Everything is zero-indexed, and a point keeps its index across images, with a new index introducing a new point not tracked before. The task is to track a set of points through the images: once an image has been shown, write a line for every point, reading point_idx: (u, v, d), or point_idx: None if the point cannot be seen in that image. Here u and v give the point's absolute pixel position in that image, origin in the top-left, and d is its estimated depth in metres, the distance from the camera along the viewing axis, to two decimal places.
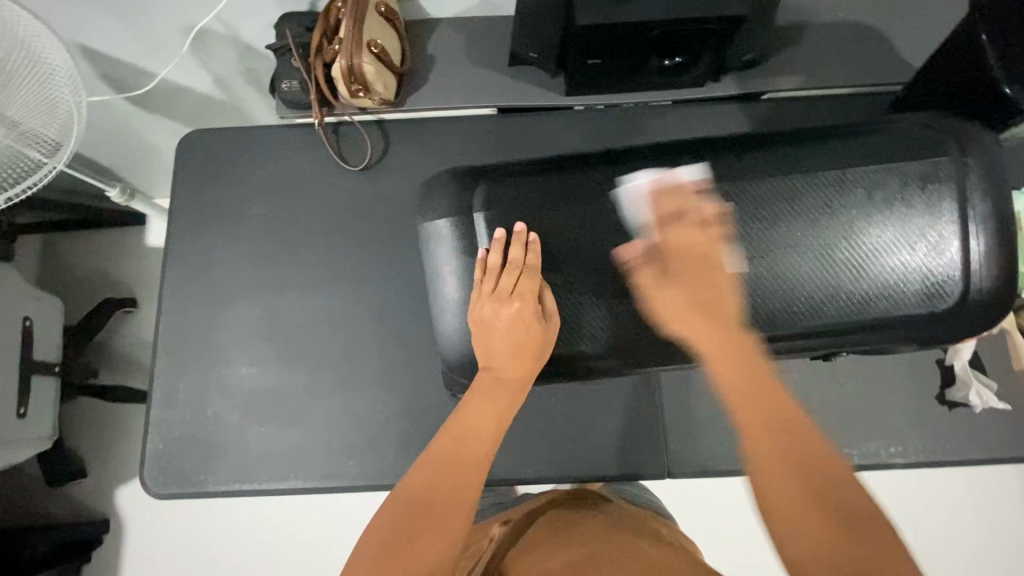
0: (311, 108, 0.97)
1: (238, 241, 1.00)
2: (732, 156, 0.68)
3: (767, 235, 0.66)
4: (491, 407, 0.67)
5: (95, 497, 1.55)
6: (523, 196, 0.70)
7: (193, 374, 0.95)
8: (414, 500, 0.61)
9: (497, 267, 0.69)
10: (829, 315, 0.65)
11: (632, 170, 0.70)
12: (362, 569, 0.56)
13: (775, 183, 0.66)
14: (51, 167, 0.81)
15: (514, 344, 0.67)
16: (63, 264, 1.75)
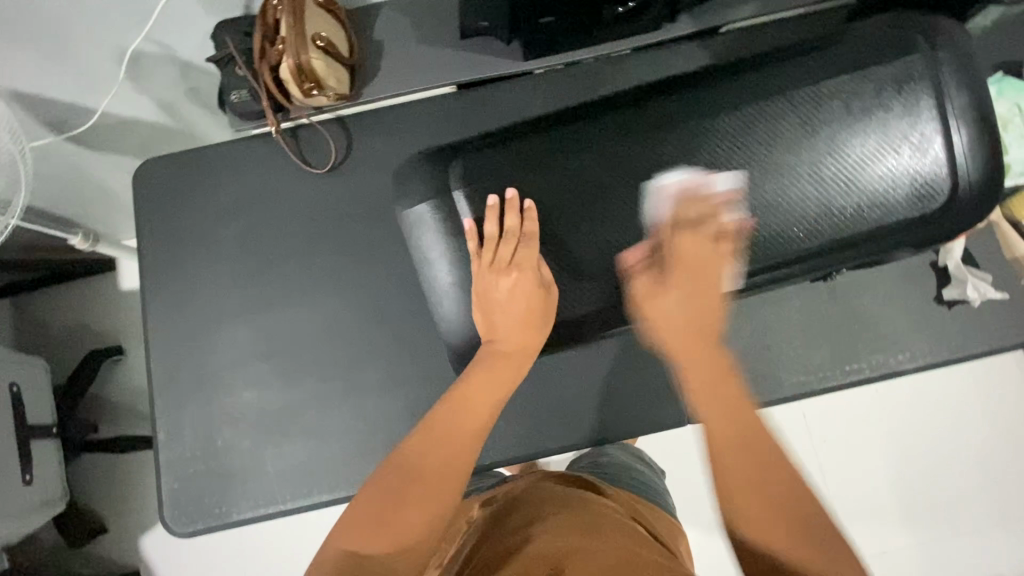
0: (265, 116, 0.94)
1: (214, 266, 0.97)
2: (705, 90, 0.67)
3: (752, 163, 0.65)
4: (493, 380, 0.67)
5: (120, 549, 1.54)
6: (502, 166, 0.68)
7: (195, 408, 0.93)
8: (412, 466, 0.61)
9: (493, 238, 0.67)
10: (823, 233, 0.64)
11: (607, 120, 0.68)
12: (356, 527, 0.57)
13: (751, 111, 0.65)
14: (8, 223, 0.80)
15: (518, 312, 0.67)
16: (40, 323, 1.69)
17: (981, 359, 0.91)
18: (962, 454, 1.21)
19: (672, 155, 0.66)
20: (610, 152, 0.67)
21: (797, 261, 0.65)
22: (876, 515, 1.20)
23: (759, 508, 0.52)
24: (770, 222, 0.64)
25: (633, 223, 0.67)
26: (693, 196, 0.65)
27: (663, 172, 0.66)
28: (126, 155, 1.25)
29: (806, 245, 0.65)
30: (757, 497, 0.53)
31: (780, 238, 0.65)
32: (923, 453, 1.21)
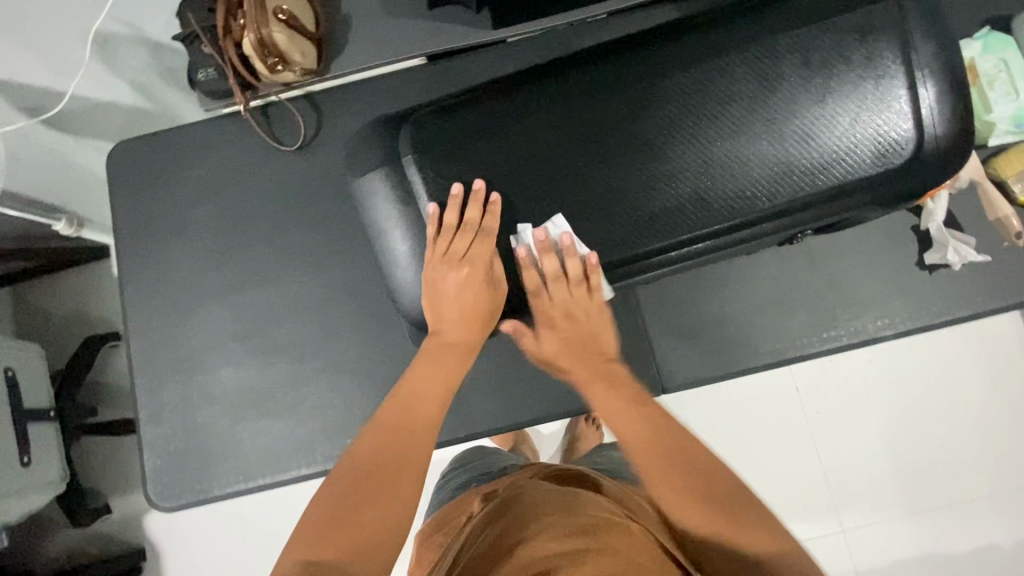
0: (232, 93, 0.93)
1: (188, 246, 0.97)
2: (662, 47, 0.65)
3: (709, 122, 0.63)
4: (440, 370, 0.70)
5: (124, 529, 1.58)
6: (454, 133, 0.67)
7: (174, 386, 0.94)
8: (366, 467, 0.63)
9: (452, 227, 0.66)
10: (783, 193, 0.63)
11: (562, 81, 0.66)
12: (316, 527, 0.59)
13: (707, 68, 0.63)
14: None
15: (467, 310, 0.68)
16: (38, 311, 1.72)
17: (962, 323, 0.89)
18: (951, 421, 1.20)
19: (627, 118, 0.64)
20: (565, 115, 0.66)
21: (758, 222, 0.64)
22: (865, 486, 1.19)
23: (670, 490, 0.63)
24: (728, 181, 0.63)
25: (589, 187, 0.65)
26: (649, 159, 0.64)
27: (618, 135, 0.65)
28: (105, 141, 1.25)
29: (766, 205, 0.63)
30: (674, 483, 0.63)
31: (739, 199, 0.63)
32: (911, 421, 1.20)
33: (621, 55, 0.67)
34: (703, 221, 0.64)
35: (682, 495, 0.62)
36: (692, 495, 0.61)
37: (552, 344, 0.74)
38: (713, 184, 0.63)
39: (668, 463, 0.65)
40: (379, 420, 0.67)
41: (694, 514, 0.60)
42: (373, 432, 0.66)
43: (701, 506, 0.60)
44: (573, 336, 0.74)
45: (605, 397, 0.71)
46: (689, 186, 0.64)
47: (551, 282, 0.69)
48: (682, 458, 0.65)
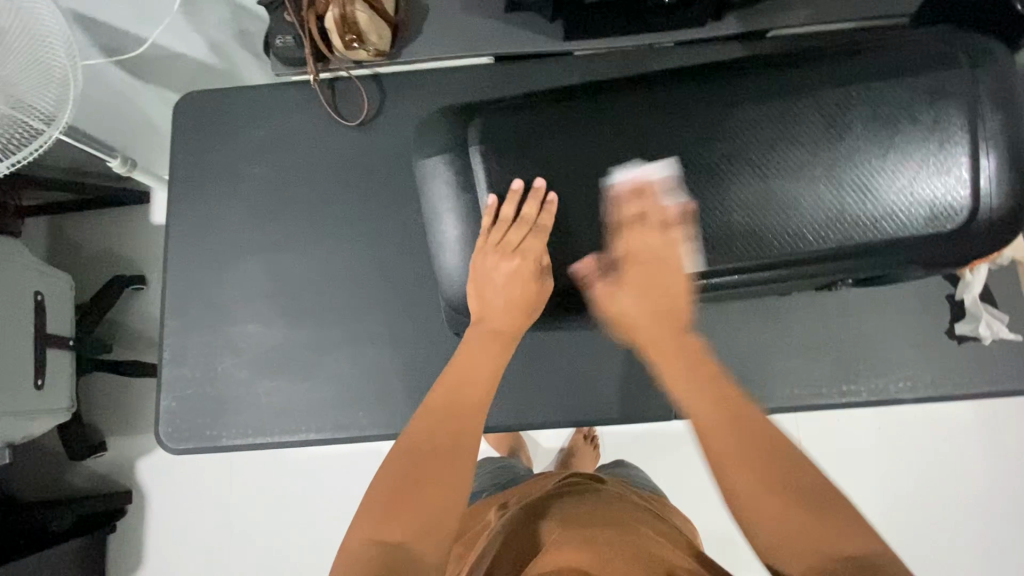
0: (306, 63, 0.96)
1: (238, 200, 1.00)
2: (734, 79, 0.67)
3: (770, 158, 0.65)
4: (484, 358, 0.70)
5: (117, 468, 1.61)
6: (522, 127, 0.69)
7: (201, 333, 0.96)
8: (418, 451, 0.63)
9: (508, 219, 0.69)
10: (832, 238, 0.64)
11: (633, 97, 0.69)
12: (377, 512, 0.57)
13: (777, 105, 0.65)
14: (47, 135, 0.83)
15: (513, 302, 0.70)
16: (72, 243, 1.77)
17: (985, 398, 0.89)
18: (954, 498, 1.18)
19: (690, 140, 0.66)
20: (631, 130, 0.68)
21: (803, 263, 0.65)
22: None
23: (746, 489, 0.55)
24: (780, 219, 0.64)
25: (645, 202, 0.67)
26: (707, 184, 0.66)
27: (680, 156, 0.66)
28: (171, 91, 1.29)
29: (814, 247, 0.64)
30: (752, 482, 0.55)
31: (789, 238, 0.64)
32: (913, 491, 1.19)
33: (694, 80, 0.69)
34: (750, 253, 0.65)
35: (760, 486, 0.55)
36: (774, 494, 0.54)
37: (625, 301, 0.68)
38: (766, 218, 0.65)
39: (744, 453, 0.57)
40: (430, 402, 0.68)
41: (776, 521, 0.53)
42: (422, 416, 0.66)
43: (783, 513, 0.53)
44: (648, 293, 0.68)
45: (671, 355, 0.66)
46: (741, 216, 0.65)
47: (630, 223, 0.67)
48: (766, 450, 0.57)
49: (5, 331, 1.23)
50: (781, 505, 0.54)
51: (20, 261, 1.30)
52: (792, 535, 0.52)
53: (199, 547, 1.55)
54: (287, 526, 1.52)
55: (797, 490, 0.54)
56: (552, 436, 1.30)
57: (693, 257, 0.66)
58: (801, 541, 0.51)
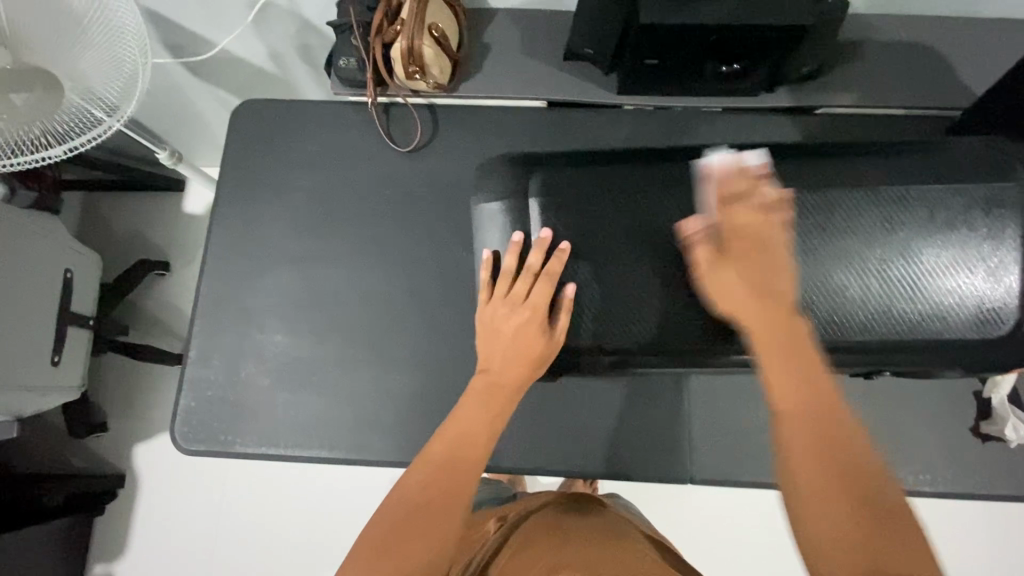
0: (366, 87, 0.99)
1: (282, 210, 1.02)
2: (788, 165, 0.71)
3: (824, 246, 0.67)
4: (486, 411, 0.73)
5: (115, 450, 1.61)
6: (575, 192, 0.80)
7: (229, 336, 0.97)
8: (410, 502, 0.64)
9: (514, 270, 0.78)
10: (879, 331, 0.65)
11: (676, 175, 0.79)
12: (362, 563, 0.61)
13: (831, 193, 0.68)
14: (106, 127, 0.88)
15: (521, 355, 0.76)
16: (103, 221, 1.80)
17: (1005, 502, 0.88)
18: None
19: (744, 219, 0.69)
20: (671, 208, 0.78)
21: (850, 352, 0.66)
22: None
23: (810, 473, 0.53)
24: (828, 306, 0.66)
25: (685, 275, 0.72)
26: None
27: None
28: (226, 91, 1.33)
29: (861, 338, 0.66)
30: (816, 471, 0.53)
31: (836, 326, 0.66)
32: None
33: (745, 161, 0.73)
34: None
35: (843, 501, 0.52)
36: (853, 503, 0.52)
37: (725, 277, 0.65)
38: (811, 303, 0.67)
39: (813, 426, 0.55)
40: (429, 451, 0.70)
41: (849, 536, 0.50)
42: (421, 463, 0.69)
43: (858, 524, 0.50)
44: (745, 266, 0.64)
45: (775, 341, 0.61)
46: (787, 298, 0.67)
47: (728, 198, 0.67)
48: (835, 438, 0.55)
49: (31, 305, 1.24)
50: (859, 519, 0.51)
51: (53, 237, 1.32)
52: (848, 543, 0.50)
53: (187, 539, 1.55)
54: (276, 529, 1.53)
55: (883, 510, 0.51)
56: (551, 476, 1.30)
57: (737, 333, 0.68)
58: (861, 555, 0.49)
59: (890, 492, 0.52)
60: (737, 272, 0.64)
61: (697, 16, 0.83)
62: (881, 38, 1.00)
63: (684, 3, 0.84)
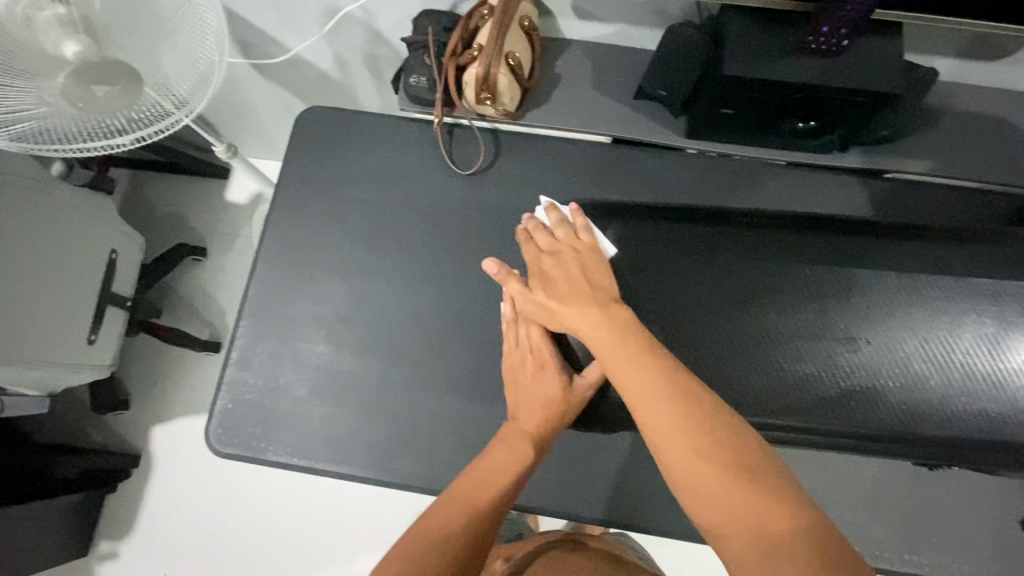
0: (434, 107, 0.98)
1: (335, 220, 1.02)
2: (895, 246, 0.82)
3: (922, 331, 0.78)
4: (512, 451, 0.79)
5: (134, 430, 1.63)
6: (655, 245, 0.85)
7: (272, 342, 0.97)
8: (428, 534, 0.68)
9: (512, 317, 0.89)
10: (966, 421, 0.76)
11: (751, 227, 0.86)
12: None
13: (905, 293, 0.80)
14: (178, 119, 0.90)
15: (547, 402, 0.84)
16: (146, 201, 1.82)
17: None
18: None
19: (843, 292, 0.81)
20: (750, 269, 0.83)
21: (939, 438, 0.76)
22: None
23: (671, 440, 0.62)
24: (922, 391, 0.77)
25: (783, 351, 0.80)
26: (840, 348, 0.79)
27: (818, 317, 0.81)
28: (285, 90, 1.34)
29: (950, 425, 0.76)
30: (672, 434, 0.62)
31: (928, 410, 0.76)
32: None
33: (855, 235, 0.83)
34: (868, 421, 0.77)
35: (715, 483, 0.59)
36: (725, 483, 0.59)
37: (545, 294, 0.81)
38: (884, 393, 0.77)
39: (679, 414, 0.63)
40: (457, 487, 0.75)
41: (727, 515, 0.58)
42: (448, 499, 0.73)
43: (743, 500, 0.57)
44: (551, 280, 0.82)
45: (614, 352, 0.70)
46: (864, 384, 0.78)
47: (535, 228, 0.86)
48: (705, 420, 0.63)
49: (75, 284, 1.25)
50: (739, 497, 0.58)
51: (102, 218, 1.33)
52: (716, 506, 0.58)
53: (195, 527, 1.56)
54: (286, 529, 1.53)
55: (760, 479, 0.58)
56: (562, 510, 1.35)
57: (820, 414, 0.78)
58: (743, 532, 0.56)
59: (760, 460, 0.60)
60: (577, 274, 0.81)
61: (784, 73, 0.82)
62: (959, 108, 0.98)
63: (770, 59, 0.82)
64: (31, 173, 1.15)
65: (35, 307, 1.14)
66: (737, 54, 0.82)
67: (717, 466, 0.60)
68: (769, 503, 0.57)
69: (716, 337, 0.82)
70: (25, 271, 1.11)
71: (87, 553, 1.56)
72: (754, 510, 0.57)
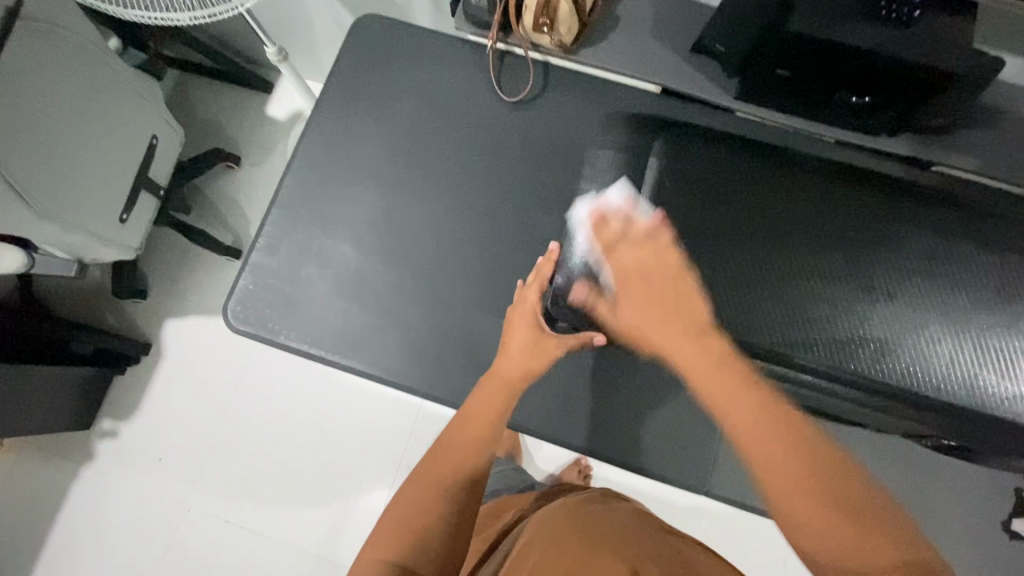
0: (491, 29, 0.98)
1: (376, 129, 1.03)
2: (920, 213, 0.86)
3: (942, 298, 0.80)
4: (490, 399, 0.79)
5: (149, 319, 1.68)
6: (702, 162, 0.90)
7: (300, 235, 1.00)
8: (424, 478, 0.71)
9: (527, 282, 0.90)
10: (964, 395, 0.76)
11: (785, 162, 0.91)
12: (387, 527, 0.67)
13: (936, 262, 0.83)
14: (233, 7, 0.90)
15: (522, 354, 0.83)
16: (188, 102, 1.84)
17: None
18: None
19: (872, 245, 0.84)
20: (783, 200, 0.87)
21: (930, 404, 0.77)
22: None
23: (771, 449, 0.58)
24: (930, 355, 0.78)
25: (803, 283, 0.82)
26: (861, 294, 0.81)
27: (843, 262, 0.83)
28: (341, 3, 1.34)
29: (947, 395, 0.76)
30: (776, 449, 0.58)
31: (930, 376, 0.77)
32: None
33: (880, 191, 0.88)
34: (873, 369, 0.78)
35: (808, 484, 0.55)
36: (823, 500, 0.55)
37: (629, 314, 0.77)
38: (890, 343, 0.79)
39: (772, 435, 0.59)
40: (439, 441, 0.77)
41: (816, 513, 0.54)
42: (436, 448, 0.76)
43: (843, 522, 0.53)
44: (641, 299, 0.77)
45: (708, 369, 0.66)
46: (879, 335, 0.79)
47: (623, 240, 0.81)
48: (793, 434, 0.59)
49: (111, 160, 1.26)
50: (837, 521, 0.53)
51: (149, 101, 1.36)
52: (824, 522, 0.54)
53: (195, 417, 1.61)
54: (281, 432, 1.59)
55: (853, 502, 0.54)
56: (550, 460, 1.38)
57: (824, 349, 0.79)
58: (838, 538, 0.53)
59: (850, 487, 0.55)
60: (664, 283, 0.77)
61: (846, 35, 0.80)
62: (1017, 112, 0.96)
63: (836, 20, 0.80)
64: (88, 38, 1.17)
65: (75, 170, 1.17)
66: (805, 8, 0.80)
67: (808, 466, 0.56)
68: (858, 512, 0.54)
69: (735, 258, 0.84)
70: (69, 132, 1.14)
71: (90, 428, 1.61)
72: (849, 522, 0.53)
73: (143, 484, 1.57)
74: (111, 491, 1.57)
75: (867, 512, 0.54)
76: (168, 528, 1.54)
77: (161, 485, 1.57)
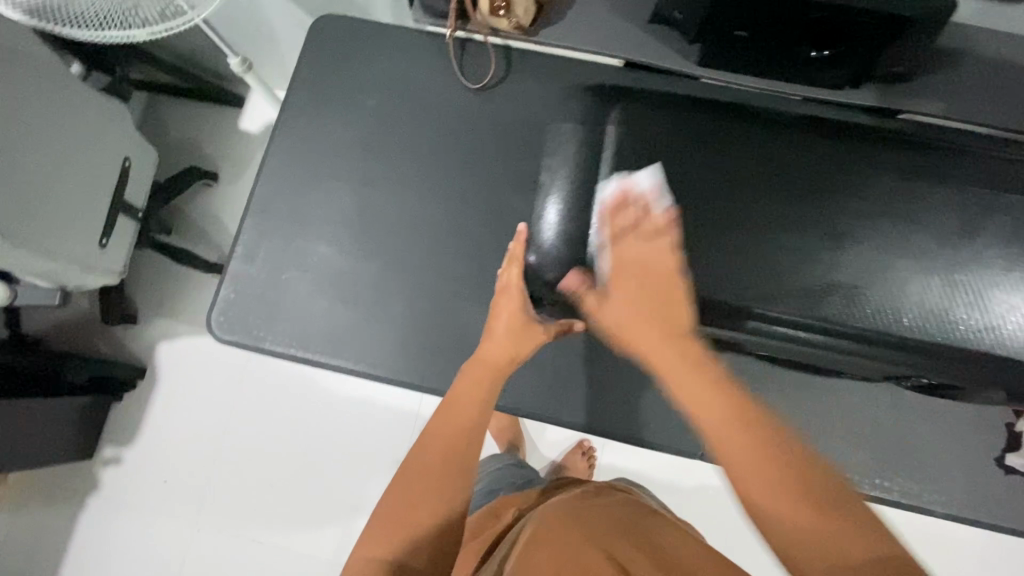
0: (448, 17, 0.97)
1: (343, 129, 1.03)
2: (886, 157, 0.87)
3: (909, 238, 0.82)
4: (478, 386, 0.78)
5: (140, 342, 1.67)
6: (668, 127, 0.91)
7: (277, 240, 1.00)
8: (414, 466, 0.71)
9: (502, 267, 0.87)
10: (934, 331, 0.78)
11: (751, 121, 0.91)
12: (381, 522, 0.67)
13: (898, 203, 0.84)
14: (187, 20, 0.89)
15: (506, 339, 0.81)
16: (160, 123, 1.83)
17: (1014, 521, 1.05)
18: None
19: (840, 193, 0.85)
20: (749, 159, 0.88)
21: (903, 344, 0.79)
22: None
23: (735, 443, 0.52)
24: (900, 295, 0.80)
25: (772, 236, 0.84)
26: (829, 242, 0.83)
27: (810, 211, 0.85)
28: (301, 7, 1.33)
29: (919, 333, 0.78)
30: (744, 450, 0.51)
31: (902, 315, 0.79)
32: None
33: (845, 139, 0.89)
34: (846, 315, 0.80)
35: (770, 476, 0.49)
36: (796, 503, 0.48)
37: (614, 309, 0.71)
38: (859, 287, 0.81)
39: (741, 430, 0.52)
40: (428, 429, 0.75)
41: (783, 503, 0.48)
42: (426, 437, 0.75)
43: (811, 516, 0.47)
44: (628, 288, 0.71)
45: (671, 359, 0.60)
46: (847, 280, 0.81)
47: (629, 231, 0.76)
48: (752, 420, 0.53)
49: (84, 185, 1.26)
50: (809, 520, 0.47)
51: (116, 123, 1.35)
52: (804, 518, 0.47)
53: (195, 435, 1.61)
54: (282, 442, 1.59)
55: (820, 498, 0.48)
56: (551, 445, 1.39)
57: (797, 299, 0.81)
58: (810, 537, 0.47)
59: (823, 481, 0.49)
60: (658, 285, 0.71)
61: None
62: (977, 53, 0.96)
63: None
64: (46, 66, 1.16)
65: (47, 198, 1.17)
66: None
67: (777, 461, 0.50)
68: (830, 511, 0.47)
69: (706, 221, 0.86)
70: (37, 160, 1.13)
71: (92, 457, 1.61)
72: (821, 520, 0.47)
73: (150, 506, 1.57)
74: (118, 517, 1.57)
75: (841, 508, 0.47)
76: (179, 548, 1.54)
77: (168, 505, 1.57)
